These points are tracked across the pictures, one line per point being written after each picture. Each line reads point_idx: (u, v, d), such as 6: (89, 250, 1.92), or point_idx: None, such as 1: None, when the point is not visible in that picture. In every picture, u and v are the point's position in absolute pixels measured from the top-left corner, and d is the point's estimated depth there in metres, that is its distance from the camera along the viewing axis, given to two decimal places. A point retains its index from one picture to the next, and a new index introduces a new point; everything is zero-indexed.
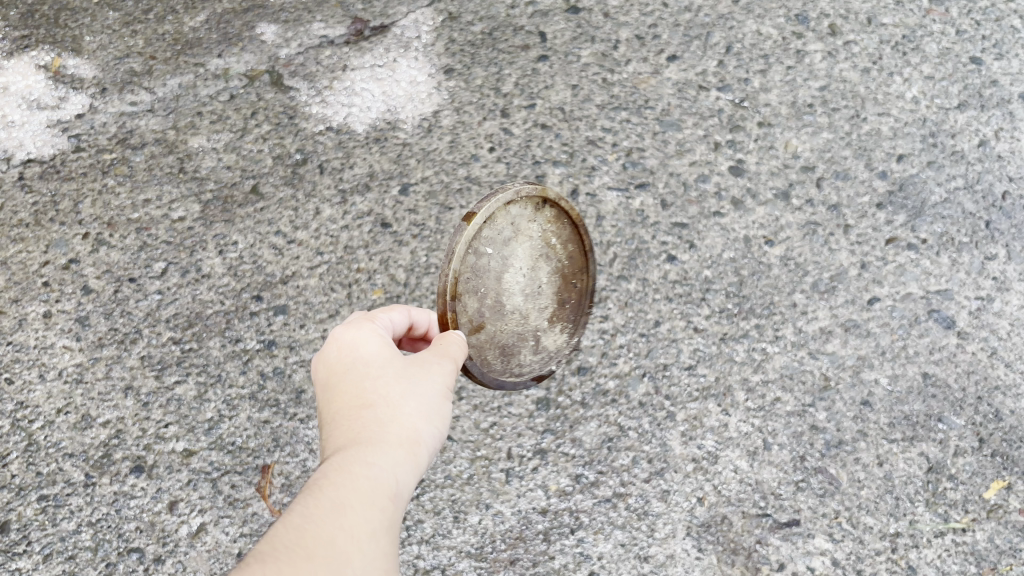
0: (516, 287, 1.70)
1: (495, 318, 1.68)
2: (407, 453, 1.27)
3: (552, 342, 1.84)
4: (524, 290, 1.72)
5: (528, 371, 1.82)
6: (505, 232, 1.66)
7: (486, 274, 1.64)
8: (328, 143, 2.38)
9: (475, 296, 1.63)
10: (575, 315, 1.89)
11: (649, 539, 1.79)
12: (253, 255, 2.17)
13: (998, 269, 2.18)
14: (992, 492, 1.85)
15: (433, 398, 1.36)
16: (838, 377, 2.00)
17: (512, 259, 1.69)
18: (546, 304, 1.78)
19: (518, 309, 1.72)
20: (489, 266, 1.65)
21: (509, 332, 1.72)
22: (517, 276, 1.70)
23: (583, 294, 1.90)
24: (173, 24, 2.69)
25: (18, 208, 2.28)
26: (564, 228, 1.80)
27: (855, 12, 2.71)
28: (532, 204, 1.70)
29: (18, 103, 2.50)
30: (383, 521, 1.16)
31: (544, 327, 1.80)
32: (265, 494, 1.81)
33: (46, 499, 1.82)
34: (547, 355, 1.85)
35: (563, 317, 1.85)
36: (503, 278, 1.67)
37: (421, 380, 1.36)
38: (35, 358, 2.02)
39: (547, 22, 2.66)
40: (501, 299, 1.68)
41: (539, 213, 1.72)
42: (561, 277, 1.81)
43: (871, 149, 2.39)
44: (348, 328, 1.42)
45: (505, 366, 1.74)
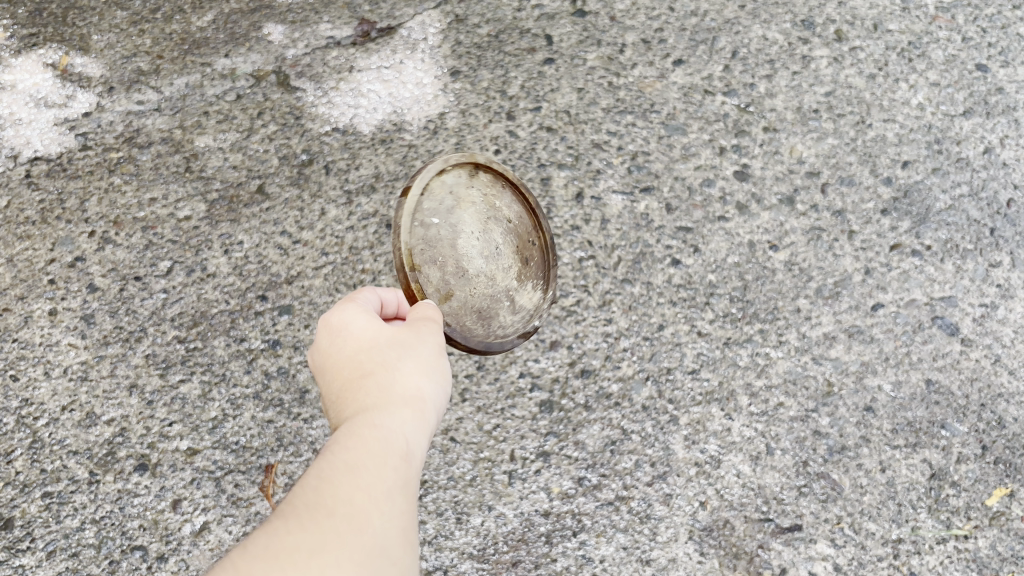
0: (473, 251, 1.82)
1: (457, 282, 1.78)
2: (414, 413, 1.28)
3: (527, 302, 1.94)
4: (482, 249, 1.84)
5: (515, 331, 1.91)
6: (444, 201, 1.83)
7: (439, 243, 1.78)
8: (333, 144, 2.39)
9: (433, 264, 1.75)
10: (541, 267, 2.00)
11: (651, 543, 1.79)
12: (258, 255, 2.17)
13: (1002, 276, 2.19)
14: (994, 499, 1.86)
15: (430, 359, 1.39)
16: (841, 382, 2.00)
17: (459, 226, 1.82)
18: (510, 261, 1.90)
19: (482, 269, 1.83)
20: (441, 236, 1.79)
21: (484, 295, 1.83)
22: (471, 240, 1.83)
23: (542, 250, 2.02)
24: (181, 23, 2.70)
25: (25, 205, 2.29)
26: (502, 188, 1.97)
27: (861, 18, 2.71)
28: (462, 173, 1.89)
29: (25, 101, 2.51)
30: (400, 478, 1.15)
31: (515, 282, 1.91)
32: (268, 493, 1.82)
33: (50, 496, 1.83)
34: (528, 316, 1.94)
35: (528, 272, 1.96)
36: (457, 243, 1.80)
37: (415, 345, 1.40)
38: (40, 355, 2.02)
39: (554, 25, 2.67)
40: (461, 264, 1.79)
41: (473, 178, 1.91)
42: (514, 234, 1.93)
43: (876, 155, 2.39)
44: (338, 311, 1.45)
45: (488, 330, 1.84)
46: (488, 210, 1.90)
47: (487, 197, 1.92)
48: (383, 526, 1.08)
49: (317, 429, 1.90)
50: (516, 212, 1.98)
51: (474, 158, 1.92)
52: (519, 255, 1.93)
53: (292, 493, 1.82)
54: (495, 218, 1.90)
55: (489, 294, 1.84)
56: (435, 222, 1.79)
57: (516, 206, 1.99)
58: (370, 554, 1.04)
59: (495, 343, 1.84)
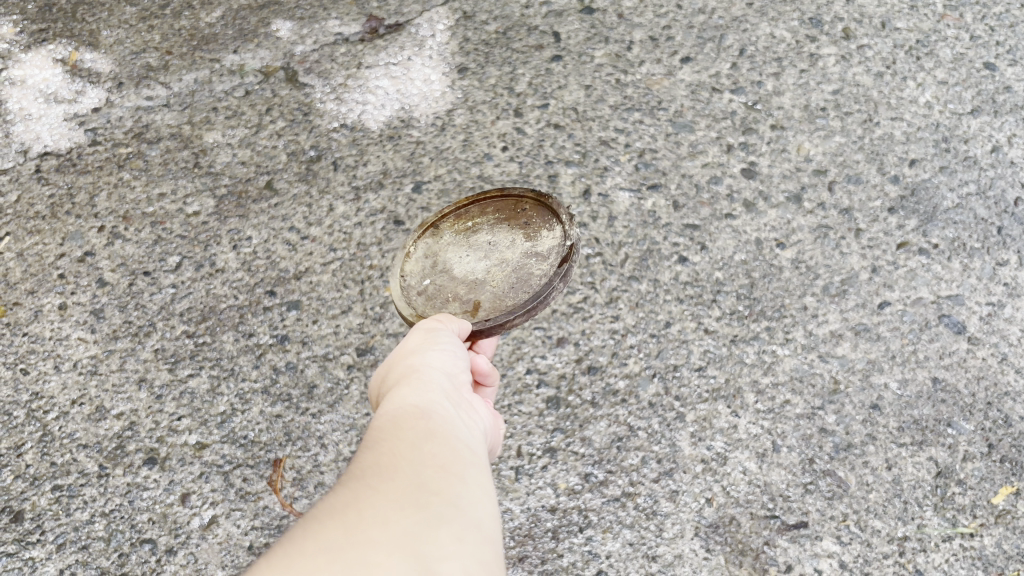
0: (474, 266, 1.79)
1: (479, 296, 1.72)
2: (420, 384, 1.20)
3: (550, 241, 1.80)
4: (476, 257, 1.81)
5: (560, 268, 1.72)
6: (424, 263, 1.85)
7: (441, 288, 1.76)
8: (342, 140, 2.39)
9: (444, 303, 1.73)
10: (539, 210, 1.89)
11: (657, 539, 1.80)
12: (267, 250, 2.18)
13: (1010, 275, 2.17)
14: (1001, 497, 1.85)
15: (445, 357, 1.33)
16: (848, 380, 2.00)
17: (445, 263, 1.83)
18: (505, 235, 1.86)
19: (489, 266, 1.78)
20: (438, 280, 1.78)
21: (507, 276, 1.75)
22: (464, 261, 1.81)
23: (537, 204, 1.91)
24: (190, 19, 2.71)
25: (35, 200, 2.30)
26: (465, 212, 1.96)
27: (869, 16, 2.71)
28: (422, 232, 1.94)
29: (35, 97, 2.52)
30: (427, 425, 1.05)
31: (521, 239, 1.83)
32: (276, 488, 1.82)
33: (60, 488, 1.84)
34: (556, 248, 1.78)
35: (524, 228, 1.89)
36: (453, 272, 1.80)
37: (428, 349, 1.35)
38: (50, 349, 2.04)
39: (562, 22, 2.67)
40: (470, 282, 1.75)
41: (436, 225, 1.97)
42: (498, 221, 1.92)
43: (883, 153, 2.39)
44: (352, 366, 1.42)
45: (533, 287, 1.72)
46: (461, 235, 1.89)
47: (453, 228, 1.92)
48: (422, 459, 0.96)
49: (326, 424, 1.89)
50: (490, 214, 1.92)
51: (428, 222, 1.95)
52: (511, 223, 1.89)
53: (300, 487, 1.82)
54: (472, 231, 1.89)
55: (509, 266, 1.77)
56: (428, 279, 1.81)
57: (483, 205, 1.96)
58: (414, 479, 0.92)
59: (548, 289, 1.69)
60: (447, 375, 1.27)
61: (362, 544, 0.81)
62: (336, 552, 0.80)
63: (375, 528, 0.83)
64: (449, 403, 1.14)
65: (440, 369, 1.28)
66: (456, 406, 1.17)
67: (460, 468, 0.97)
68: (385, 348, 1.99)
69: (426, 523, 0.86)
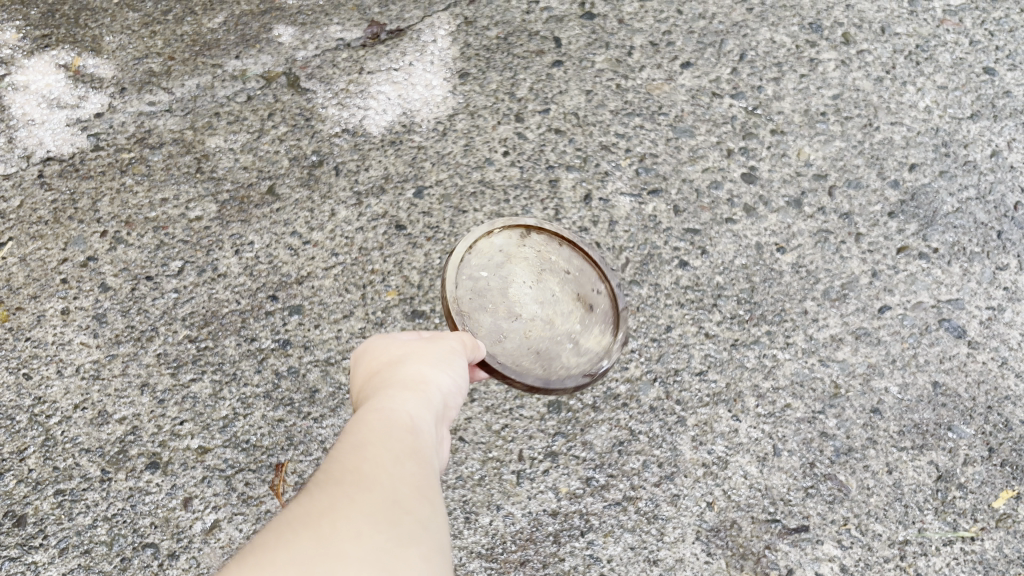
0: (525, 298, 1.93)
1: (512, 328, 1.87)
2: (417, 398, 1.28)
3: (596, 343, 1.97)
4: (535, 300, 1.94)
5: (579, 369, 1.90)
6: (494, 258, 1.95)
7: (486, 293, 1.89)
8: (344, 145, 2.40)
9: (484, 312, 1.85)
10: (611, 314, 2.03)
11: (658, 543, 1.80)
12: (269, 255, 2.19)
13: (1009, 279, 2.19)
14: (1001, 501, 1.86)
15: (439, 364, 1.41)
16: (848, 384, 2.00)
17: (510, 276, 1.94)
18: (568, 311, 1.98)
19: (539, 316, 1.92)
20: (490, 284, 1.91)
21: (542, 338, 1.90)
22: (522, 289, 1.94)
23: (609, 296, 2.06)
24: (192, 25, 2.72)
25: (38, 205, 2.31)
26: (563, 252, 2.06)
27: (869, 21, 2.72)
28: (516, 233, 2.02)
29: (38, 102, 2.53)
30: (409, 449, 1.14)
31: (579, 329, 1.97)
32: (278, 492, 1.83)
33: (63, 493, 1.84)
34: (595, 354, 1.95)
35: (597, 318, 2.01)
36: (507, 291, 1.92)
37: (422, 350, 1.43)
38: (53, 354, 2.04)
39: (562, 28, 2.69)
40: (512, 309, 1.90)
41: (525, 240, 2.03)
42: (572, 287, 2.02)
43: (883, 158, 2.40)
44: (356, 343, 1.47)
45: (550, 367, 1.87)
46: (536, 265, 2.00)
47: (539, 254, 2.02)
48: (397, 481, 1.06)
49: (327, 429, 1.91)
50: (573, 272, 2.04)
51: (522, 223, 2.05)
52: (580, 304, 2.01)
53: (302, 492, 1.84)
54: (548, 273, 2.00)
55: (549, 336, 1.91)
56: (483, 275, 1.92)
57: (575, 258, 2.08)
58: (386, 499, 1.02)
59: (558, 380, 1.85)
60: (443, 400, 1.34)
61: (328, 555, 0.91)
62: (303, 557, 0.90)
63: (341, 541, 0.93)
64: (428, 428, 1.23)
65: (441, 392, 1.35)
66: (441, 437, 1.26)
67: (428, 498, 1.07)
68: None
69: (390, 546, 0.96)
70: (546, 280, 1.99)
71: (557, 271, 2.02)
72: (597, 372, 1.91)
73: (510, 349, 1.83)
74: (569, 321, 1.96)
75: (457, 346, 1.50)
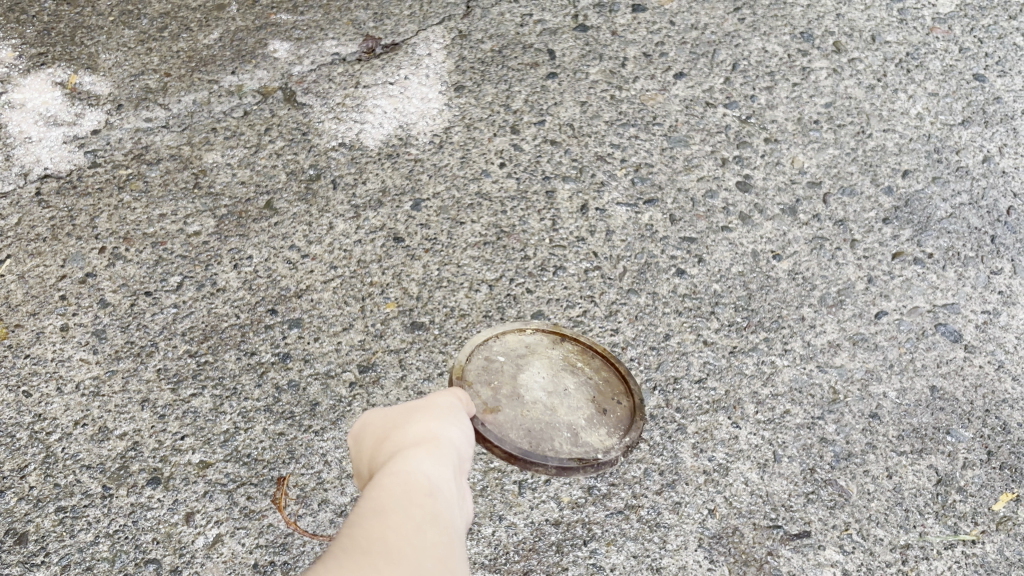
0: (534, 384, 1.78)
1: (511, 405, 1.71)
2: (433, 455, 1.02)
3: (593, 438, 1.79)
4: (546, 388, 1.79)
5: (567, 455, 1.74)
6: (518, 349, 1.89)
7: (500, 369, 1.79)
8: (341, 159, 2.42)
9: (483, 385, 1.73)
10: (625, 423, 1.86)
11: (661, 551, 1.75)
12: (268, 269, 2.20)
13: (1004, 283, 2.21)
14: (1001, 504, 1.85)
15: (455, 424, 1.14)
16: (847, 390, 2.01)
17: (527, 363, 1.83)
18: (579, 407, 1.80)
19: (543, 401, 1.76)
20: (505, 367, 1.80)
21: (532, 423, 1.72)
22: (534, 377, 1.79)
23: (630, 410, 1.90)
24: (188, 41, 2.75)
25: (35, 222, 2.30)
26: (596, 360, 1.96)
27: (859, 30, 2.79)
28: (548, 336, 1.97)
29: (34, 119, 2.53)
30: (430, 513, 0.91)
31: (584, 423, 1.79)
32: (280, 505, 1.81)
33: (64, 510, 1.80)
34: (592, 447, 1.77)
35: (610, 422, 1.84)
36: (519, 375, 1.78)
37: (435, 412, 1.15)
38: (52, 371, 2.02)
39: (556, 40, 2.75)
40: (517, 389, 1.75)
41: (558, 344, 1.96)
42: (589, 389, 1.85)
43: (876, 165, 2.43)
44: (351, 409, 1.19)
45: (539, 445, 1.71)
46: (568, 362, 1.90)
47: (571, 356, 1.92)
48: (418, 560, 0.84)
49: (329, 441, 1.90)
50: (602, 375, 1.92)
51: (560, 331, 2.00)
52: (593, 405, 1.83)
53: (304, 504, 1.81)
54: (569, 370, 1.87)
55: (549, 422, 1.74)
56: (500, 357, 1.83)
57: (604, 370, 1.94)
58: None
59: (541, 458, 1.70)
60: (461, 453, 1.09)
61: None
62: None
63: None
64: (454, 483, 1.00)
65: (457, 445, 1.09)
66: (464, 502, 1.02)
67: (450, 573, 0.86)
68: (387, 364, 2.02)
69: None
70: (562, 375, 1.84)
71: (581, 375, 1.87)
72: (590, 461, 1.76)
73: (502, 420, 1.68)
74: (574, 413, 1.79)
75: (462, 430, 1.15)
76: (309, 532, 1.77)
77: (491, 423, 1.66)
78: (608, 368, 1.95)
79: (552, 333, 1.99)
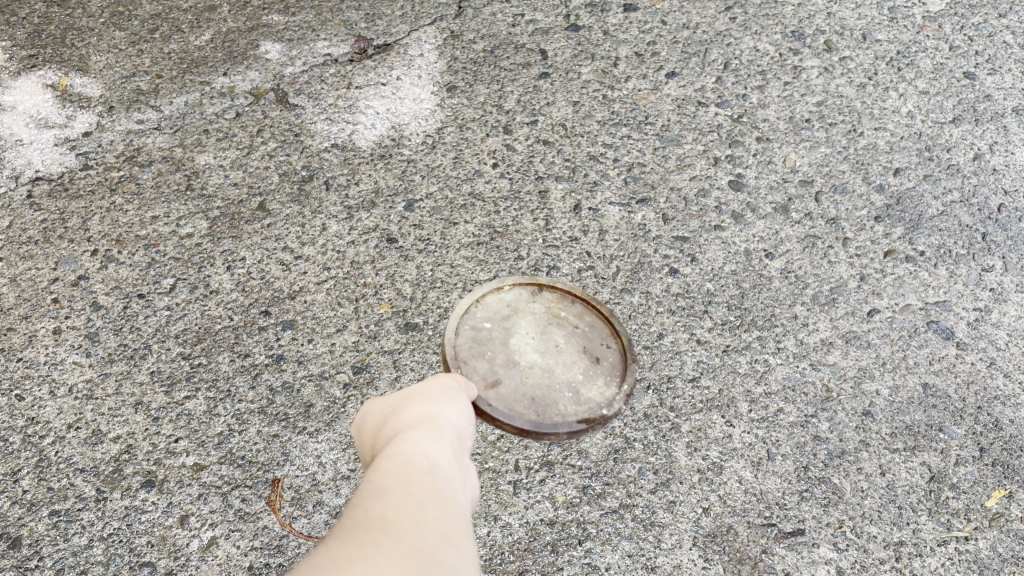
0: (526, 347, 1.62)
1: (509, 373, 1.57)
2: (429, 436, 1.03)
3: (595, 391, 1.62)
4: (537, 349, 1.63)
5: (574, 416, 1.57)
6: (502, 311, 1.71)
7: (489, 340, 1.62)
8: (333, 160, 2.42)
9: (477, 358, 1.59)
10: (620, 368, 1.71)
11: (655, 550, 1.75)
12: (261, 270, 2.19)
13: (995, 280, 2.22)
14: (994, 500, 1.86)
15: (452, 409, 1.15)
16: (840, 388, 2.01)
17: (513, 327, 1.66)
18: (572, 361, 1.64)
19: (538, 365, 1.60)
20: (492, 335, 1.64)
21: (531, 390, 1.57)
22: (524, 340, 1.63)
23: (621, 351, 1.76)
24: (179, 43, 2.74)
25: (27, 225, 2.29)
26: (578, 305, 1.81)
27: (850, 29, 2.80)
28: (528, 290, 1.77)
29: (25, 121, 2.52)
30: (431, 489, 0.91)
31: (581, 379, 1.62)
32: (275, 507, 1.80)
33: (58, 514, 1.79)
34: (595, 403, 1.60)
35: (605, 369, 1.67)
36: (509, 341, 1.62)
37: (430, 397, 1.16)
38: (45, 374, 2.01)
39: (548, 40, 2.75)
40: (510, 356, 1.60)
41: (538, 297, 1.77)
42: (579, 338, 1.70)
43: (868, 163, 2.44)
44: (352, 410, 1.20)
45: (545, 413, 1.56)
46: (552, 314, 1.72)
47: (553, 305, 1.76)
48: (423, 530, 0.84)
49: (323, 442, 1.90)
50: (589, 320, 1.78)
51: (536, 280, 1.82)
52: (585, 356, 1.68)
53: (299, 506, 1.81)
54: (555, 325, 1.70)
55: (548, 386, 1.58)
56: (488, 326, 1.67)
57: (589, 315, 1.80)
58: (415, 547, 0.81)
59: (549, 426, 1.54)
60: (458, 435, 1.10)
61: None
62: None
63: None
64: (453, 460, 1.00)
65: (454, 428, 1.10)
66: (465, 479, 1.02)
67: (456, 542, 0.86)
68: (381, 365, 2.02)
69: None
70: (549, 332, 1.67)
71: (567, 327, 1.72)
72: (597, 420, 1.58)
73: (504, 393, 1.54)
74: (569, 369, 1.63)
75: (461, 411, 1.16)
76: (304, 534, 1.77)
77: (493, 399, 1.51)
78: (589, 312, 1.79)
79: (529, 283, 1.81)
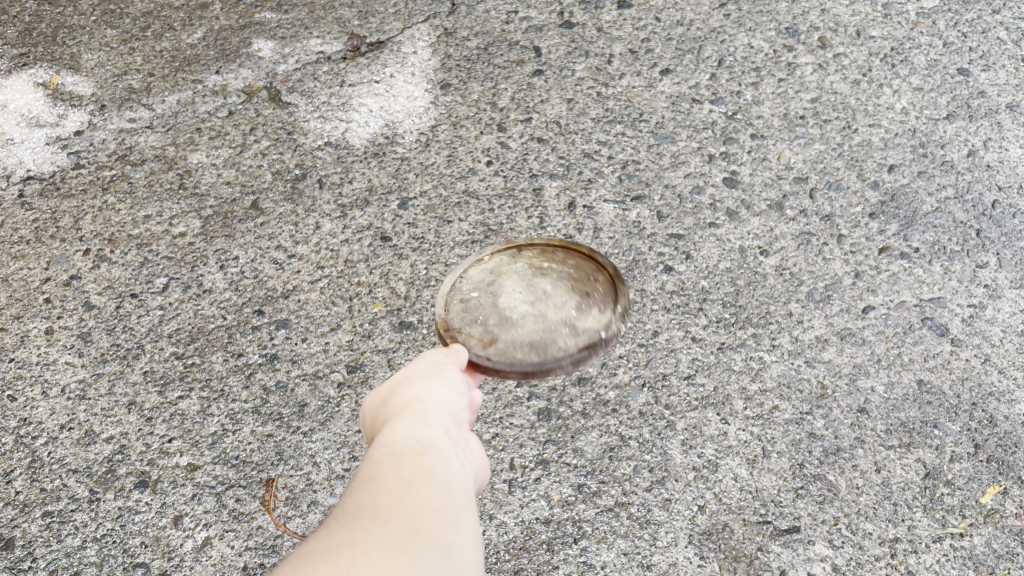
0: (515, 300, 1.60)
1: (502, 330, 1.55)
2: (420, 418, 1.02)
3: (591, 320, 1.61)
4: (524, 300, 1.60)
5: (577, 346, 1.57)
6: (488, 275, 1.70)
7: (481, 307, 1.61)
8: (327, 158, 2.41)
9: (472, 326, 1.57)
10: (611, 295, 1.71)
11: (651, 548, 1.75)
12: (255, 269, 2.18)
13: (989, 276, 2.22)
14: (989, 497, 1.86)
15: (446, 387, 1.15)
16: (835, 385, 2.01)
17: (499, 289, 1.64)
18: (563, 298, 1.63)
19: (529, 314, 1.58)
20: (480, 301, 1.62)
21: (529, 333, 1.56)
22: (512, 296, 1.61)
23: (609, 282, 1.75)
24: (172, 41, 2.73)
25: (19, 224, 2.28)
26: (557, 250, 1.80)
27: (844, 25, 2.80)
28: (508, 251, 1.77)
29: (17, 120, 2.51)
30: (423, 468, 0.90)
31: (576, 313, 1.61)
32: (270, 507, 1.80)
33: (51, 515, 1.78)
34: (594, 329, 1.60)
35: (597, 301, 1.67)
36: (498, 303, 1.61)
37: (423, 378, 1.16)
38: (37, 374, 2.00)
39: (542, 37, 2.74)
40: (501, 314, 1.58)
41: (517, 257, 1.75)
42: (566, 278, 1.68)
43: (862, 160, 2.44)
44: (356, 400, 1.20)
45: (545, 354, 1.54)
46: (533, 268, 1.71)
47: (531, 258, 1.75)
48: (415, 508, 0.83)
49: (317, 442, 1.89)
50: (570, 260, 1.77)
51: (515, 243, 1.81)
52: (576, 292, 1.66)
53: (293, 506, 1.80)
54: (539, 275, 1.68)
55: (543, 327, 1.57)
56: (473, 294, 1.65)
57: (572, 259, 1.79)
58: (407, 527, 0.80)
59: (552, 363, 1.53)
60: (450, 411, 1.09)
61: None
62: None
63: None
64: (447, 437, 1.00)
65: (445, 405, 1.09)
66: (460, 454, 1.01)
67: (450, 517, 0.85)
68: (375, 364, 2.01)
69: None
70: (534, 282, 1.65)
71: (551, 272, 1.70)
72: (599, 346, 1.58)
73: (502, 346, 1.52)
74: (563, 307, 1.61)
75: (457, 390, 1.15)
76: (299, 534, 1.76)
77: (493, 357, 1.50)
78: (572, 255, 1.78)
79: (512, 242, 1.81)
